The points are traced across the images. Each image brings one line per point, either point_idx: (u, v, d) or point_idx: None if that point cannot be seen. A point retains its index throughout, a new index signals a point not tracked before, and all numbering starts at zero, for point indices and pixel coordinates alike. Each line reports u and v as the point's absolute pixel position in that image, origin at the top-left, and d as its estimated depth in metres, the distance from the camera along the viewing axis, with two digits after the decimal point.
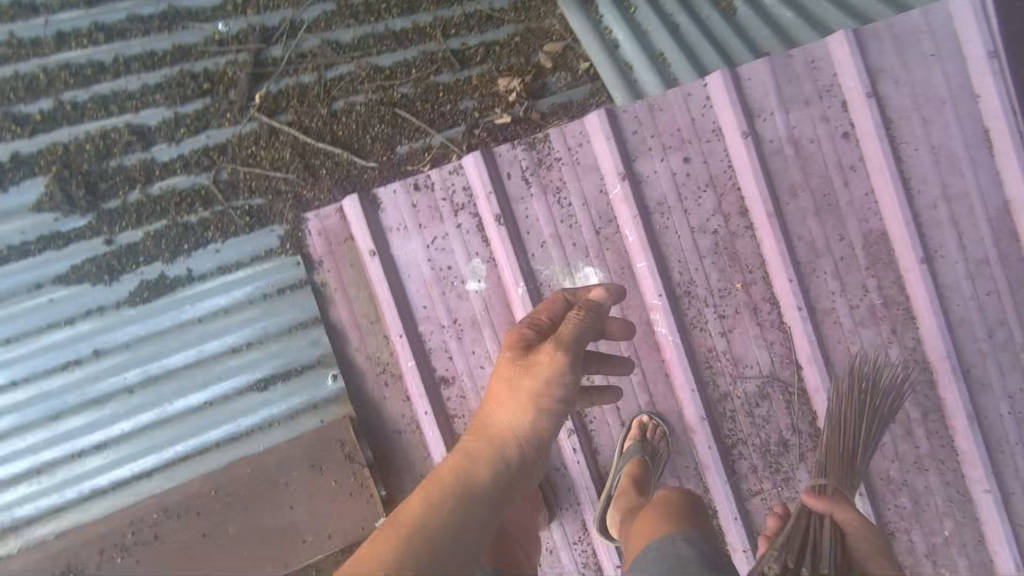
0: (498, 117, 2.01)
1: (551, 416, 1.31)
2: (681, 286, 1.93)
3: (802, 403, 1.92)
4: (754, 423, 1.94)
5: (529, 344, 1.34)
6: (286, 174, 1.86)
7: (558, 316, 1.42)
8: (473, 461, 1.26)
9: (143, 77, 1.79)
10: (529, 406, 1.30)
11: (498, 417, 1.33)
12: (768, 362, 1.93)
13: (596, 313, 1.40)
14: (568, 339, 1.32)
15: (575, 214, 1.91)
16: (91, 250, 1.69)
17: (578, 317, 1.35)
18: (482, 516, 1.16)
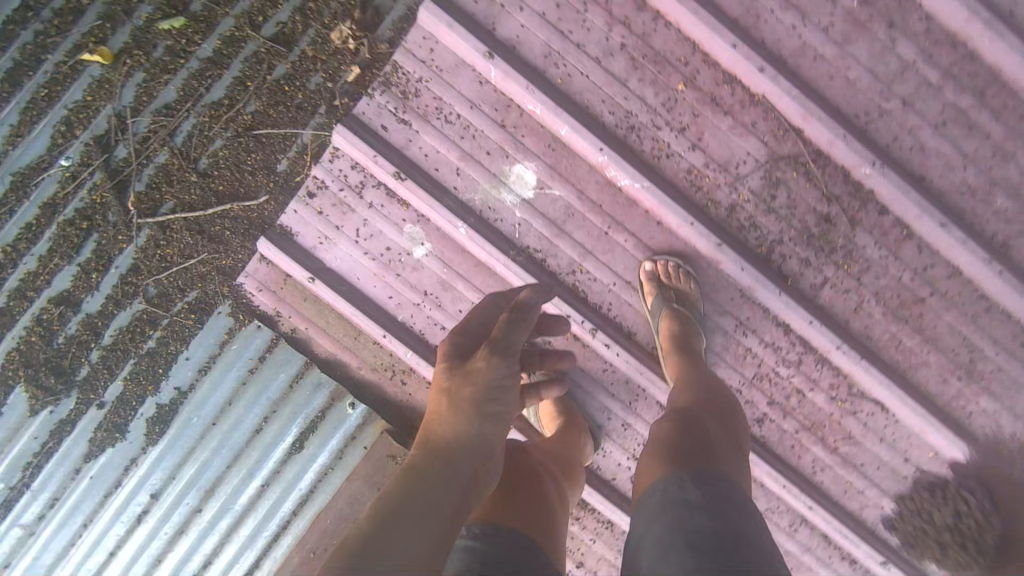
0: (350, 73, 1.81)
1: (496, 422, 1.04)
2: (619, 126, 1.61)
3: (820, 167, 1.58)
4: (780, 218, 1.63)
5: (462, 352, 1.11)
6: (201, 255, 1.82)
7: (486, 321, 1.20)
8: (438, 443, 0.99)
9: (34, 251, 1.78)
10: (468, 409, 1.02)
11: (441, 424, 1.04)
12: (761, 146, 1.59)
13: (526, 312, 1.17)
14: (501, 340, 1.10)
15: (469, 122, 1.65)
16: (94, 420, 1.79)
17: (507, 318, 1.13)
18: (455, 509, 0.90)
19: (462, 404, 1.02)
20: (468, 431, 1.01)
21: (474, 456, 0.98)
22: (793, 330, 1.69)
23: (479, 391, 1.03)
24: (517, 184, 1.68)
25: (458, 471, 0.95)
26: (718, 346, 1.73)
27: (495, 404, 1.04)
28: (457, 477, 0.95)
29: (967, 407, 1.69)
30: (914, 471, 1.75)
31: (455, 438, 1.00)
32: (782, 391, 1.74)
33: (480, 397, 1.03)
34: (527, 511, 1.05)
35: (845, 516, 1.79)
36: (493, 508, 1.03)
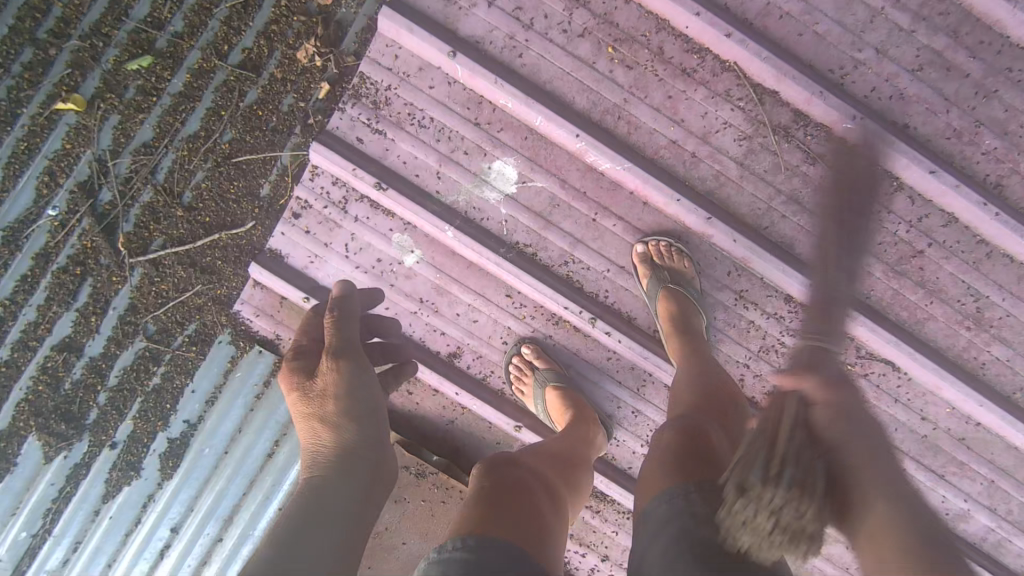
0: (320, 90, 1.82)
1: (347, 408, 1.12)
2: (593, 110, 1.60)
3: (800, 127, 1.57)
4: (767, 183, 1.60)
5: (300, 383, 1.17)
6: (195, 287, 1.83)
7: (314, 333, 1.29)
8: (320, 439, 1.12)
9: (33, 301, 1.80)
10: (321, 424, 1.12)
11: (322, 423, 1.12)
12: (737, 113, 1.57)
13: (349, 304, 1.24)
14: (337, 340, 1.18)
15: (443, 124, 1.65)
16: (108, 460, 1.80)
17: (331, 320, 1.20)
18: (376, 451, 1.10)
19: (330, 418, 1.11)
20: (343, 439, 1.10)
21: (364, 458, 1.08)
22: (795, 297, 1.66)
23: (342, 398, 1.12)
24: (498, 180, 1.67)
25: (352, 471, 1.05)
26: (721, 320, 1.71)
27: (364, 404, 1.13)
28: (357, 473, 1.05)
29: (979, 356, 1.66)
30: (933, 428, 1.72)
31: (330, 453, 1.09)
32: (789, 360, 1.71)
33: (346, 401, 1.11)
34: (517, 525, 0.99)
35: None
36: (484, 522, 0.98)
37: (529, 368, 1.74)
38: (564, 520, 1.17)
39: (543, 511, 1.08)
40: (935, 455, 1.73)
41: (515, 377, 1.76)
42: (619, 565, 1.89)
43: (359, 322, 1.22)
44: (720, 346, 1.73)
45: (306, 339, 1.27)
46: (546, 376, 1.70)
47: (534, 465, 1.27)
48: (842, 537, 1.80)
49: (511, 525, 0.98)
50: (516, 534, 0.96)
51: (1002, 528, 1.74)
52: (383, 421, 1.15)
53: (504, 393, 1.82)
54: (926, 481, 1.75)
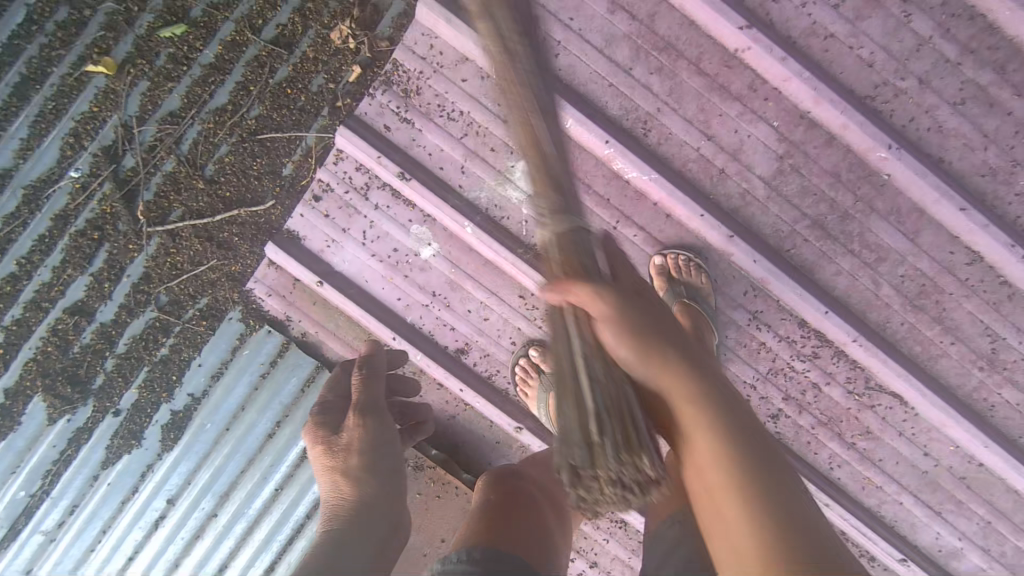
0: (351, 74, 1.82)
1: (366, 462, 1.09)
2: (624, 116, 1.59)
3: (833, 151, 1.54)
4: (794, 205, 1.58)
5: (326, 436, 1.15)
6: (211, 261, 1.83)
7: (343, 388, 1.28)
8: (338, 497, 1.07)
9: (48, 262, 1.80)
10: (339, 479, 1.08)
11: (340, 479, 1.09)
12: (770, 132, 1.55)
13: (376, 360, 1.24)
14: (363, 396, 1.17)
15: (473, 118, 1.63)
16: (111, 427, 1.81)
17: (360, 377, 1.20)
18: (390, 513, 1.05)
19: (351, 474, 1.08)
20: (363, 494, 1.06)
21: (377, 516, 1.04)
22: (809, 323, 1.64)
23: (366, 453, 1.09)
24: (523, 180, 1.66)
25: (372, 526, 1.02)
26: (732, 338, 1.71)
27: (384, 460, 1.10)
28: (371, 529, 1.01)
29: (989, 398, 1.65)
30: (935, 465, 1.71)
31: (349, 508, 1.05)
32: (797, 384, 1.70)
33: (369, 459, 1.09)
34: (520, 540, 0.99)
35: (862, 512, 1.77)
36: (491, 537, 0.99)
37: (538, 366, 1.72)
38: (569, 528, 1.18)
39: (547, 521, 1.10)
40: (933, 492, 1.73)
41: (522, 376, 1.75)
42: (607, 572, 1.90)
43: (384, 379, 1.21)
44: (728, 364, 1.73)
45: (332, 392, 1.27)
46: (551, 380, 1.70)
47: (540, 476, 1.27)
48: None
49: (514, 537, 1.00)
50: (522, 546, 0.98)
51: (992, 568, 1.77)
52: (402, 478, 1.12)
53: (509, 393, 1.81)
54: (921, 516, 1.75)
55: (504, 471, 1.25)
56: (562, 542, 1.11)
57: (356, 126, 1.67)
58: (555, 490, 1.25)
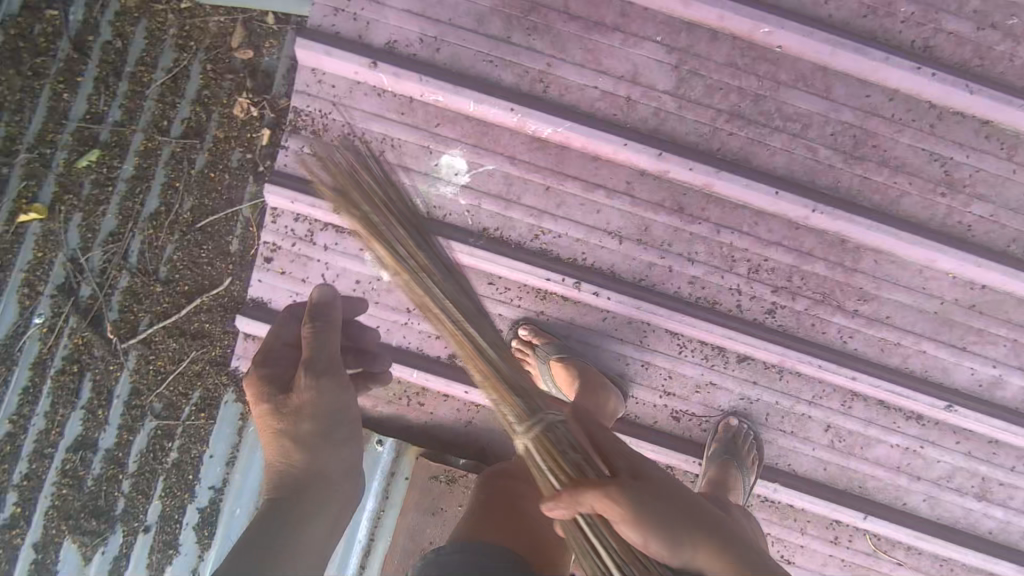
0: (263, 137, 1.87)
1: (309, 437, 1.10)
2: (520, 81, 1.64)
3: (720, 46, 1.60)
4: (706, 106, 1.63)
5: (271, 392, 1.12)
6: (191, 355, 1.85)
7: (288, 336, 1.20)
8: (279, 457, 1.11)
9: (38, 411, 1.81)
10: (284, 441, 1.10)
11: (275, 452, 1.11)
12: (657, 48, 1.61)
13: (323, 315, 1.12)
14: (317, 355, 1.09)
15: (385, 133, 1.68)
16: (145, 546, 1.80)
17: (307, 334, 1.10)
18: (341, 484, 1.12)
19: (302, 439, 1.10)
20: (316, 466, 1.10)
21: (327, 487, 1.10)
22: (764, 210, 1.66)
23: (320, 419, 1.10)
24: (451, 174, 1.70)
25: (327, 503, 1.09)
26: (702, 253, 1.69)
27: (338, 429, 1.12)
28: (321, 504, 1.09)
29: (962, 220, 1.64)
30: (940, 303, 1.68)
31: (300, 475, 1.10)
32: (780, 272, 1.69)
33: (321, 426, 1.10)
34: (510, 530, 1.15)
35: (894, 373, 1.71)
36: (484, 531, 1.14)
37: (530, 344, 1.73)
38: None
39: (544, 517, 1.23)
40: (951, 329, 1.69)
41: (518, 359, 1.75)
42: None
43: (332, 343, 1.10)
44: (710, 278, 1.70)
45: (275, 342, 1.20)
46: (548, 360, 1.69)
47: None
48: (884, 437, 1.76)
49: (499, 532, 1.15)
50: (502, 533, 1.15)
51: None
52: (357, 444, 1.16)
53: None
54: (949, 357, 1.70)
55: (505, 466, 1.37)
56: (560, 550, 1.20)
57: (280, 175, 1.72)
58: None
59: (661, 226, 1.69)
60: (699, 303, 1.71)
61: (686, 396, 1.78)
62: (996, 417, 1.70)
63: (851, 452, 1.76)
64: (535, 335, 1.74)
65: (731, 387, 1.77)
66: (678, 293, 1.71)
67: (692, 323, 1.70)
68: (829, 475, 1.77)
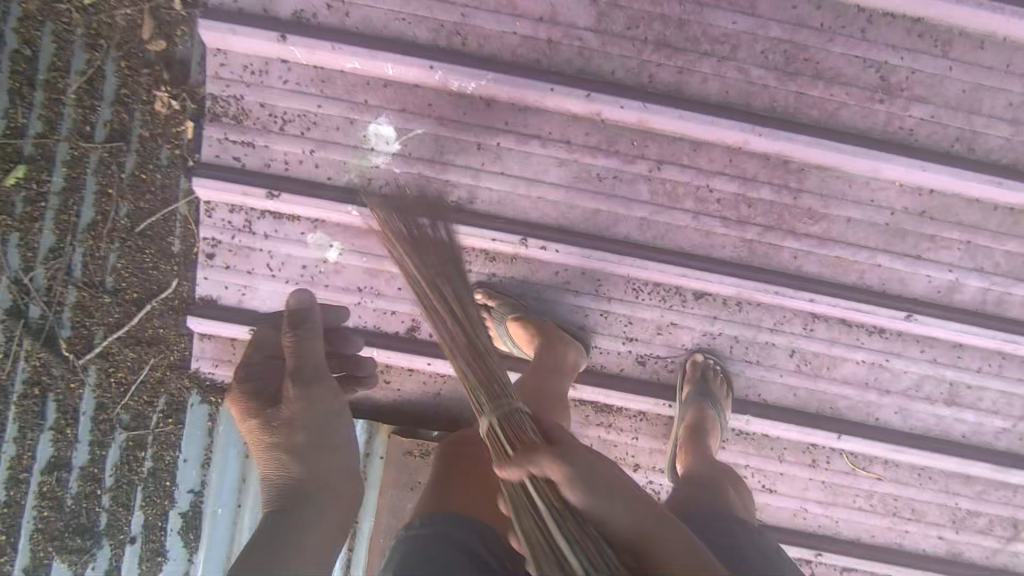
0: (187, 130, 1.80)
1: (302, 438, 1.23)
2: (436, 37, 1.57)
3: None
4: (632, 39, 1.56)
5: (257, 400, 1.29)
6: (151, 361, 1.83)
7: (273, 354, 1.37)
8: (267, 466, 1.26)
9: (7, 437, 1.80)
10: (272, 451, 1.24)
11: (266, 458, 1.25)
12: None
13: (304, 330, 1.25)
14: (301, 368, 1.23)
15: (306, 110, 1.63)
16: (133, 555, 1.81)
17: (291, 347, 1.24)
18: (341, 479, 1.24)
19: (291, 447, 1.23)
20: (309, 468, 1.22)
21: (320, 484, 1.21)
22: (703, 141, 1.61)
23: (312, 430, 1.24)
24: (380, 145, 1.64)
25: (326, 500, 1.20)
26: (646, 193, 1.65)
27: (330, 433, 1.26)
28: (327, 501, 1.20)
29: (905, 125, 1.59)
30: (891, 213, 1.65)
31: (297, 481, 1.22)
32: (726, 203, 1.65)
33: (311, 430, 1.23)
34: (472, 496, 1.11)
35: (851, 290, 1.69)
36: (443, 501, 1.10)
37: (485, 307, 1.70)
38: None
39: (508, 476, 1.20)
40: (904, 238, 1.66)
41: None
42: (650, 466, 1.86)
43: (317, 356, 1.25)
44: (656, 218, 1.67)
45: (261, 357, 1.36)
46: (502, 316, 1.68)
47: None
48: (849, 354, 1.74)
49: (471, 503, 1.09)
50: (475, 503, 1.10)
51: (996, 282, 1.68)
52: (350, 448, 1.30)
53: None
54: (905, 267, 1.68)
55: (462, 433, 1.32)
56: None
57: (208, 167, 1.67)
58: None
59: (601, 170, 1.64)
60: (648, 245, 1.68)
61: (647, 339, 1.77)
62: (958, 320, 1.69)
63: (819, 373, 1.76)
64: (489, 298, 1.71)
65: (692, 325, 1.75)
66: (626, 238, 1.68)
67: (643, 265, 1.68)
68: (798, 399, 1.77)
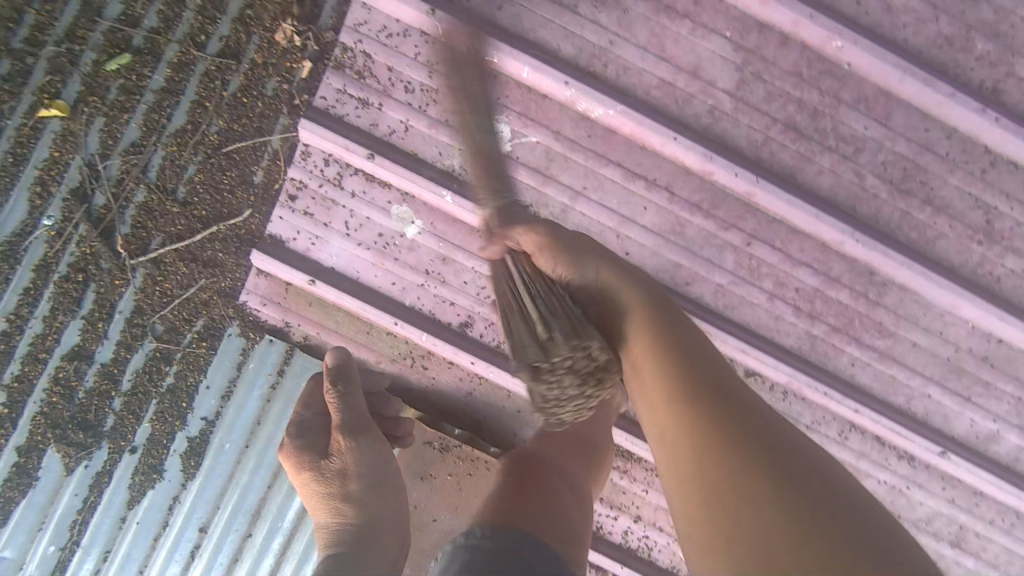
0: (303, 69, 1.78)
1: (355, 491, 1.41)
2: (579, 57, 1.59)
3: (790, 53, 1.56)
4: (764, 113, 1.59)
5: (303, 454, 1.45)
6: (199, 281, 1.81)
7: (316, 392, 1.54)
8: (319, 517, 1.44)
9: (37, 313, 1.77)
10: (326, 506, 1.42)
11: (318, 510, 1.44)
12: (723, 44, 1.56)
13: (342, 375, 1.43)
14: (343, 421, 1.40)
15: (432, 88, 1.64)
16: (129, 465, 1.79)
17: (337, 400, 1.41)
18: (399, 530, 1.43)
19: (351, 495, 1.40)
20: (370, 512, 1.41)
21: (382, 526, 1.40)
22: (800, 229, 1.65)
23: (366, 478, 1.42)
24: (493, 142, 1.66)
25: (381, 541, 1.38)
26: (731, 263, 1.68)
27: (382, 480, 1.44)
28: (385, 544, 1.38)
29: (992, 270, 1.64)
30: (952, 348, 1.69)
31: (357, 523, 1.38)
32: (804, 294, 1.68)
33: (367, 482, 1.42)
34: (526, 516, 1.17)
35: (895, 412, 1.73)
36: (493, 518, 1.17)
37: None
38: (583, 515, 1.28)
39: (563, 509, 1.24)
40: (959, 377, 1.70)
41: None
42: (651, 522, 1.87)
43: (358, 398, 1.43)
44: (732, 288, 1.69)
45: (308, 412, 1.53)
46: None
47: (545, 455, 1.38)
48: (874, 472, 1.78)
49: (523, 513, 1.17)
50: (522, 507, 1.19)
51: None
52: (399, 494, 1.49)
53: (520, 356, 1.80)
54: (948, 401, 1.72)
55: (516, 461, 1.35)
56: (580, 538, 1.23)
57: (318, 111, 1.66)
58: (567, 471, 1.34)
59: (695, 229, 1.67)
60: (719, 312, 1.70)
61: None
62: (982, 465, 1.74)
63: None
64: None
65: None
66: (698, 300, 1.71)
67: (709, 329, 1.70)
68: None
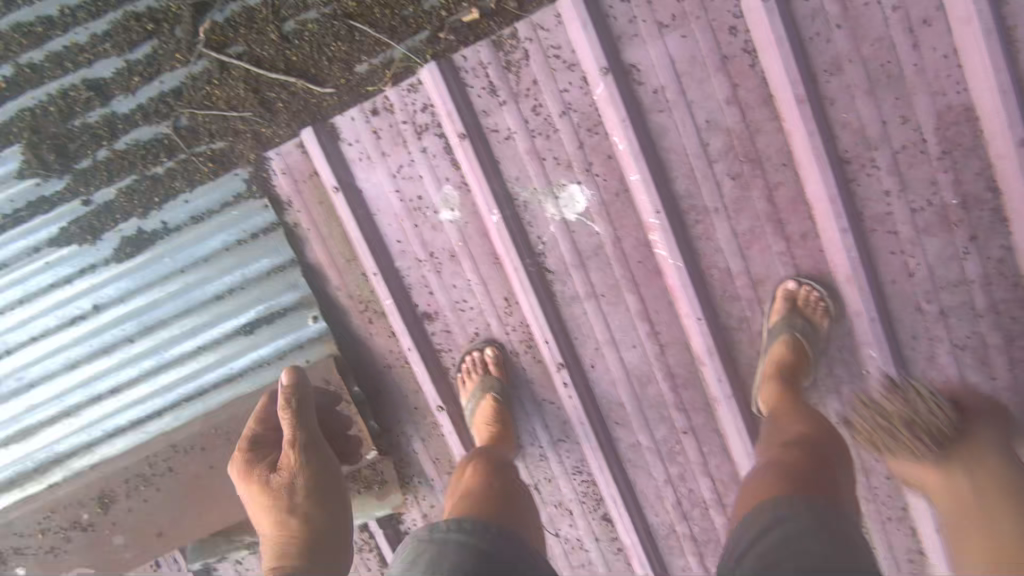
0: (466, 14, 1.57)
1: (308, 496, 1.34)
2: (683, 198, 1.61)
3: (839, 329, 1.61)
4: None
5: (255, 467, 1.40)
6: (244, 113, 1.70)
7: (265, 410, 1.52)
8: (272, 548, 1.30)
9: (89, 27, 1.59)
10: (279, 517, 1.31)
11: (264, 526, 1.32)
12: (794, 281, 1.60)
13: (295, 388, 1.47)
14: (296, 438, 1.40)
15: (553, 124, 1.62)
16: (74, 212, 1.72)
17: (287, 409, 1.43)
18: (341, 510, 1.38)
19: (301, 508, 1.32)
20: (318, 521, 1.32)
21: (331, 528, 1.33)
22: (730, 452, 1.76)
23: (311, 483, 1.36)
24: (566, 206, 1.67)
25: (337, 549, 1.32)
26: (660, 435, 1.78)
27: (328, 493, 1.37)
28: (339, 549, 1.33)
29: None
30: None
31: (312, 537, 1.29)
32: (690, 496, 1.82)
33: (315, 492, 1.35)
34: (509, 520, 1.27)
35: None
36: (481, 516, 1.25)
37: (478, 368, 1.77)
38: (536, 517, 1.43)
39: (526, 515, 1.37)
40: None
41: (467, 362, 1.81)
42: None
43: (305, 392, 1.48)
44: (645, 451, 1.81)
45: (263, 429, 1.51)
46: (491, 382, 1.74)
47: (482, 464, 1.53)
48: None
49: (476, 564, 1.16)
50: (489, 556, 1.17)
51: None
52: (346, 502, 1.41)
53: (451, 372, 1.86)
54: None
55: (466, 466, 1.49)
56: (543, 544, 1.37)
57: (452, 66, 1.62)
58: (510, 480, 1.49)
59: (655, 390, 1.76)
60: (622, 461, 1.82)
61: (546, 501, 1.90)
62: None
63: None
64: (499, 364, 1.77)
65: (579, 528, 1.90)
66: (614, 440, 1.82)
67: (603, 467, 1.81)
68: None
